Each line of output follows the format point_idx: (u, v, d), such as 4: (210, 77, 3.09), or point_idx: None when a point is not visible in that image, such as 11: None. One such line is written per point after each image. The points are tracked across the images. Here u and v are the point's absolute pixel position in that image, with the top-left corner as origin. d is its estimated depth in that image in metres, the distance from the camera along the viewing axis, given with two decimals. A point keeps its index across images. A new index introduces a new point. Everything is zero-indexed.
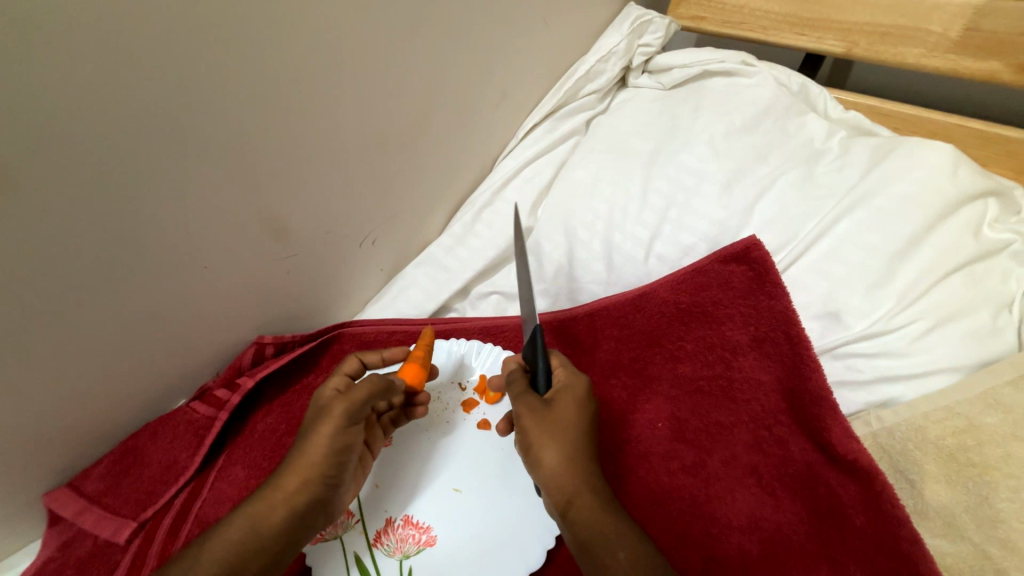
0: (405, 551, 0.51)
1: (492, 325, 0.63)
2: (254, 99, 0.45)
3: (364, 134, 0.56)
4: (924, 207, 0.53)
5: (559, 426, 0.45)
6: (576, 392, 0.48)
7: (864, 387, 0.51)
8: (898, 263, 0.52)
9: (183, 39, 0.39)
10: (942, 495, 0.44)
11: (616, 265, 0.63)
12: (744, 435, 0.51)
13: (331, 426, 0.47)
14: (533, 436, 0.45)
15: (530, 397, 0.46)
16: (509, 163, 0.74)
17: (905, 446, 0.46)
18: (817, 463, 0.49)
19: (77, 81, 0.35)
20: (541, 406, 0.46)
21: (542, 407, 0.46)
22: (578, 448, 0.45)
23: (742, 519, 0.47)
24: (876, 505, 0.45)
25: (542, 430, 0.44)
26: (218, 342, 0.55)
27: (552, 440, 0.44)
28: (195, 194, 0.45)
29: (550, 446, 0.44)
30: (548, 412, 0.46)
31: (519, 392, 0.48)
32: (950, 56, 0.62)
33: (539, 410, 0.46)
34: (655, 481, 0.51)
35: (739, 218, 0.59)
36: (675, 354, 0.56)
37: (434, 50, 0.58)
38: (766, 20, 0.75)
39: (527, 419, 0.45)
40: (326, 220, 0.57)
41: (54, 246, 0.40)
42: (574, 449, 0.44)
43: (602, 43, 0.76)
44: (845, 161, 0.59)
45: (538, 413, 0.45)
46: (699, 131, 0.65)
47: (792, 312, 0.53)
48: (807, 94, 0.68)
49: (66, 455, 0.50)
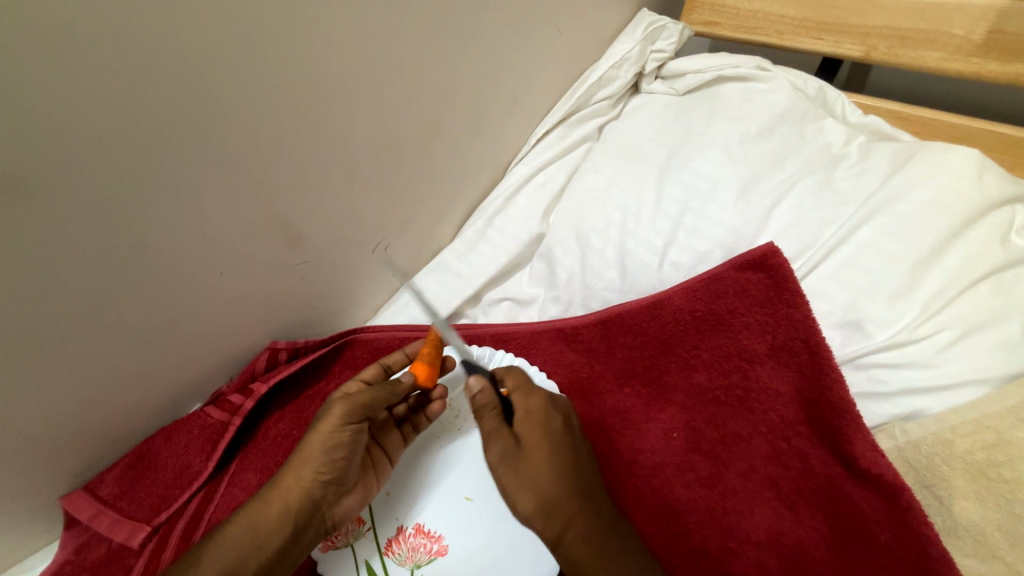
0: (417, 561, 0.51)
1: (504, 333, 0.62)
2: (267, 107, 0.45)
3: (377, 140, 0.56)
4: (947, 213, 0.51)
5: (532, 474, 0.43)
6: (545, 428, 0.45)
7: (889, 398, 0.49)
8: (922, 271, 0.50)
9: (198, 48, 0.39)
10: (973, 512, 0.42)
11: (629, 273, 0.62)
12: (762, 447, 0.50)
13: (328, 426, 0.48)
14: (508, 486, 0.44)
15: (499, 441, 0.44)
16: (522, 169, 0.74)
17: (932, 460, 0.45)
18: (839, 476, 0.48)
19: (95, 88, 0.36)
20: (511, 454, 0.44)
21: (513, 454, 0.44)
22: (557, 489, 0.43)
23: (761, 534, 0.47)
24: (902, 522, 0.44)
25: (513, 479, 0.43)
26: (231, 348, 0.56)
27: (524, 489, 0.43)
28: (210, 200, 0.46)
29: (526, 495, 0.43)
30: (519, 459, 0.44)
31: (492, 427, 0.45)
32: (973, 59, 0.61)
33: (510, 458, 0.44)
34: (670, 493, 0.50)
35: (755, 225, 0.58)
36: (690, 363, 0.55)
37: (446, 57, 0.58)
38: (781, 25, 0.74)
39: (501, 472, 0.44)
40: (338, 227, 0.58)
41: (71, 251, 0.40)
42: (550, 491, 0.42)
43: (615, 49, 0.76)
44: (865, 167, 0.58)
45: (509, 464, 0.44)
46: (714, 136, 0.64)
47: (811, 320, 0.51)
48: (825, 98, 0.67)
49: (81, 459, 0.50)
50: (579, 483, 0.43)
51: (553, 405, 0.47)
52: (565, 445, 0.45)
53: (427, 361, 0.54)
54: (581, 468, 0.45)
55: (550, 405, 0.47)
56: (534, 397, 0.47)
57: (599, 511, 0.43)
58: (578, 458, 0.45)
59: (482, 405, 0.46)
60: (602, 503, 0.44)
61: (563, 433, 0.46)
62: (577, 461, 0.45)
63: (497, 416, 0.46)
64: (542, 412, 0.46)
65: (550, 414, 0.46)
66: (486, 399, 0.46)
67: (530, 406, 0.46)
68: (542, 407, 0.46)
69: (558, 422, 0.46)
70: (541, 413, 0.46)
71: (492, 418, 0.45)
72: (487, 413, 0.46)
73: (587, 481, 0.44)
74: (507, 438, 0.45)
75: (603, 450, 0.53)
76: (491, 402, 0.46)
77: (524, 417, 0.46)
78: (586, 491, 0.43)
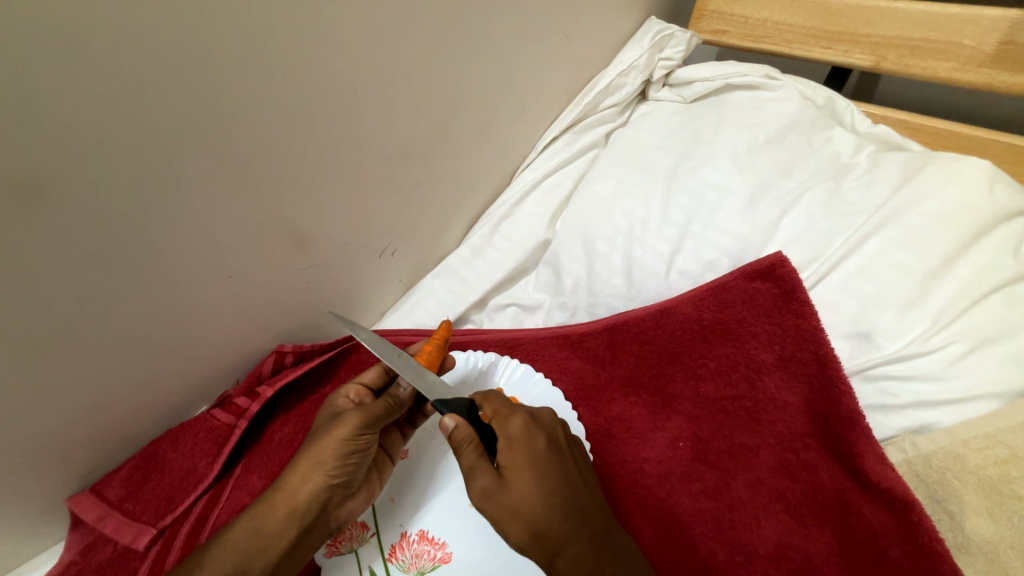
0: (420, 567, 0.50)
1: (509, 338, 0.62)
2: (275, 113, 0.46)
3: (385, 146, 0.56)
4: (957, 225, 0.51)
5: (519, 506, 0.42)
6: (527, 452, 0.43)
7: (899, 411, 0.49)
8: (933, 282, 0.50)
9: (210, 54, 0.40)
10: (985, 530, 0.42)
11: (635, 280, 0.62)
12: (770, 458, 0.50)
13: (344, 434, 0.48)
14: (498, 518, 0.42)
15: (480, 476, 0.43)
16: (528, 176, 0.74)
17: (943, 474, 0.45)
18: (848, 489, 0.47)
19: (107, 93, 0.36)
20: (495, 485, 0.42)
21: (497, 486, 0.42)
22: (548, 517, 0.41)
23: (769, 547, 0.46)
24: (913, 537, 0.43)
25: (501, 511, 0.42)
26: (238, 350, 0.56)
27: (512, 520, 0.42)
28: (219, 204, 0.46)
29: (516, 524, 0.42)
30: (503, 490, 0.42)
31: (473, 462, 0.43)
32: (984, 70, 0.60)
33: (495, 490, 0.42)
34: (676, 504, 0.49)
35: (763, 234, 0.58)
36: (697, 372, 0.55)
37: (455, 64, 0.58)
38: (790, 34, 0.74)
39: (489, 506, 0.43)
40: (346, 231, 0.58)
41: (81, 253, 0.40)
42: (540, 519, 0.41)
43: (623, 56, 0.76)
44: (874, 177, 0.57)
45: (494, 498, 0.42)
46: (722, 145, 0.64)
47: (820, 330, 0.51)
48: (833, 108, 0.67)
49: (88, 460, 0.50)
50: (570, 506, 0.42)
51: (535, 426, 0.45)
52: (552, 467, 0.44)
53: (429, 360, 0.52)
54: (571, 488, 0.43)
55: (531, 426, 0.45)
56: (513, 420, 0.45)
57: (594, 533, 0.42)
58: (568, 479, 0.44)
59: (459, 440, 0.44)
60: (597, 522, 0.43)
61: (548, 454, 0.44)
62: (566, 481, 0.44)
63: (476, 449, 0.44)
64: (523, 435, 0.44)
65: (533, 435, 0.45)
66: (461, 435, 0.44)
67: (510, 431, 0.45)
68: (523, 430, 0.45)
69: (541, 445, 0.44)
70: (522, 438, 0.44)
71: (471, 452, 0.44)
72: (465, 448, 0.44)
73: (579, 502, 0.43)
74: (488, 469, 0.43)
75: (608, 460, 0.53)
76: (468, 436, 0.44)
77: (504, 444, 0.44)
78: (577, 514, 0.42)
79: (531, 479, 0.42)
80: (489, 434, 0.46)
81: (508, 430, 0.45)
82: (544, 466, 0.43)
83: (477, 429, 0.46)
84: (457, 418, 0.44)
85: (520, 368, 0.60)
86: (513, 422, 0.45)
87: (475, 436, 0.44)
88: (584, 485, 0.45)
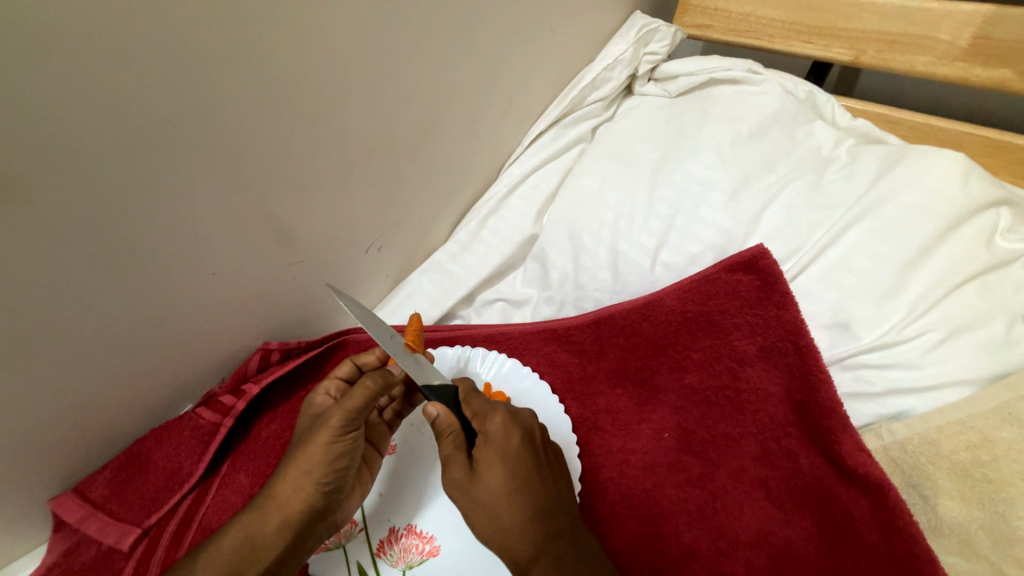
0: (408, 561, 0.51)
1: (496, 333, 0.62)
2: (255, 106, 0.45)
3: (369, 141, 0.56)
4: (934, 216, 0.52)
5: (487, 500, 0.42)
6: (500, 450, 0.44)
7: (875, 399, 0.50)
8: (908, 274, 0.51)
9: (186, 49, 0.39)
10: (956, 512, 0.43)
11: (621, 273, 0.62)
12: (752, 447, 0.51)
13: (327, 437, 0.47)
14: (467, 510, 0.43)
15: (455, 471, 0.44)
16: (515, 170, 0.74)
17: (917, 460, 0.46)
18: (827, 476, 0.48)
19: (81, 89, 0.36)
20: (465, 478, 0.43)
21: (467, 478, 0.43)
22: (512, 514, 0.42)
23: (750, 534, 0.47)
24: (889, 520, 0.44)
25: (470, 503, 0.43)
26: (224, 349, 0.56)
27: (481, 513, 0.43)
28: (201, 201, 0.45)
29: (482, 517, 0.43)
30: (472, 482, 0.43)
31: (450, 452, 0.45)
32: (959, 64, 0.61)
33: (465, 482, 0.43)
34: (660, 494, 0.50)
35: (746, 227, 0.59)
36: (681, 363, 0.56)
37: (437, 57, 0.58)
38: (773, 28, 0.75)
39: (461, 497, 0.44)
40: (331, 227, 0.57)
41: (57, 252, 0.40)
42: (507, 519, 0.42)
43: (607, 51, 0.76)
44: (853, 170, 0.58)
45: (463, 490, 0.43)
46: (705, 139, 0.64)
47: (801, 321, 0.52)
48: (815, 101, 0.68)
49: (71, 461, 0.50)
50: (539, 507, 0.43)
51: (513, 424, 0.46)
52: (523, 468, 0.44)
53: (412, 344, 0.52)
54: (543, 491, 0.44)
55: (509, 424, 0.45)
56: (493, 417, 0.46)
57: (559, 530, 0.43)
58: (538, 479, 0.44)
59: (441, 429, 0.45)
60: (561, 522, 0.43)
61: (521, 451, 0.44)
62: (537, 481, 0.44)
63: (454, 441, 0.45)
64: (501, 432, 0.45)
65: (510, 433, 0.45)
66: (445, 424, 0.45)
67: (488, 427, 0.45)
68: (501, 428, 0.45)
69: (516, 444, 0.44)
70: (499, 436, 0.45)
71: (450, 442, 0.45)
72: (446, 438, 0.45)
73: (545, 502, 0.43)
74: (462, 460, 0.44)
75: (593, 452, 0.54)
76: (450, 427, 0.45)
77: (481, 439, 0.45)
78: (544, 515, 0.43)
79: (500, 480, 0.43)
80: (470, 427, 0.46)
81: (485, 425, 0.46)
82: (517, 466, 0.44)
83: (460, 420, 0.46)
84: (441, 407, 0.45)
85: (508, 361, 0.60)
86: (494, 417, 0.46)
87: (457, 427, 0.45)
88: (554, 485, 0.45)
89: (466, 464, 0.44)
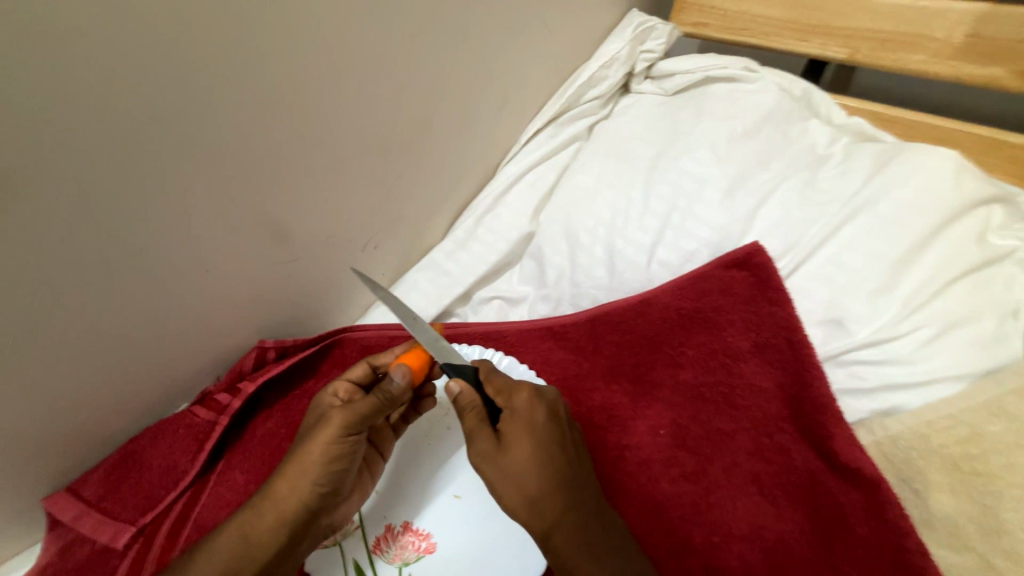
0: (405, 558, 0.51)
1: (493, 330, 0.62)
2: (250, 104, 0.45)
3: (364, 139, 0.56)
4: (926, 213, 0.52)
5: (514, 470, 0.43)
6: (527, 425, 0.44)
7: (868, 394, 0.50)
8: (901, 270, 0.51)
9: (182, 48, 0.39)
10: (948, 505, 0.44)
11: (617, 271, 0.62)
12: (746, 443, 0.51)
13: (328, 438, 0.47)
14: (493, 480, 0.44)
15: (482, 443, 0.44)
16: (511, 168, 0.74)
17: (909, 454, 0.46)
18: (820, 470, 0.49)
19: (77, 87, 0.36)
20: (493, 448, 0.44)
21: (494, 450, 0.44)
22: (538, 485, 0.42)
23: (744, 528, 0.47)
24: (879, 514, 0.45)
25: (496, 473, 0.43)
26: (219, 347, 0.55)
27: (509, 483, 0.43)
28: (196, 199, 0.46)
29: (508, 487, 0.43)
30: (500, 453, 0.44)
31: (473, 425, 0.45)
32: (952, 62, 0.62)
33: (491, 453, 0.44)
34: (655, 489, 0.50)
35: (740, 225, 0.59)
36: (676, 360, 0.56)
37: (433, 55, 0.58)
38: (767, 26, 0.75)
39: (486, 467, 0.44)
40: (327, 225, 0.57)
41: (52, 251, 0.40)
42: (534, 488, 0.42)
43: (603, 49, 0.76)
44: (847, 167, 0.59)
45: (490, 460, 0.44)
46: (700, 137, 0.65)
47: (794, 318, 0.53)
48: (810, 99, 0.68)
49: (67, 459, 0.50)
50: (565, 477, 0.43)
51: (539, 400, 0.46)
52: (549, 440, 0.44)
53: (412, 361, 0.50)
54: (567, 464, 0.44)
55: (536, 399, 0.46)
56: (519, 393, 0.46)
57: (581, 501, 0.43)
58: (563, 451, 0.45)
59: (464, 405, 0.45)
60: (586, 492, 0.44)
61: (546, 425, 0.45)
62: (562, 453, 0.44)
63: (478, 414, 0.45)
64: (526, 407, 0.45)
65: (536, 408, 0.45)
66: (467, 399, 0.45)
67: (515, 402, 0.46)
68: (527, 403, 0.45)
69: (541, 418, 0.45)
70: (525, 410, 0.45)
71: (473, 417, 0.45)
72: (469, 412, 0.45)
73: (570, 474, 0.44)
74: (488, 433, 0.44)
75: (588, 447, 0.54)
76: (474, 402, 0.45)
77: (506, 413, 0.45)
78: (570, 485, 0.43)
79: (529, 450, 0.43)
80: (493, 403, 0.46)
81: (512, 400, 0.46)
82: (543, 439, 0.44)
83: (483, 397, 0.46)
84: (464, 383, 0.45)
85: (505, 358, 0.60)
86: (521, 393, 0.46)
87: (478, 402, 0.45)
88: (577, 458, 0.46)
89: (493, 437, 0.44)
